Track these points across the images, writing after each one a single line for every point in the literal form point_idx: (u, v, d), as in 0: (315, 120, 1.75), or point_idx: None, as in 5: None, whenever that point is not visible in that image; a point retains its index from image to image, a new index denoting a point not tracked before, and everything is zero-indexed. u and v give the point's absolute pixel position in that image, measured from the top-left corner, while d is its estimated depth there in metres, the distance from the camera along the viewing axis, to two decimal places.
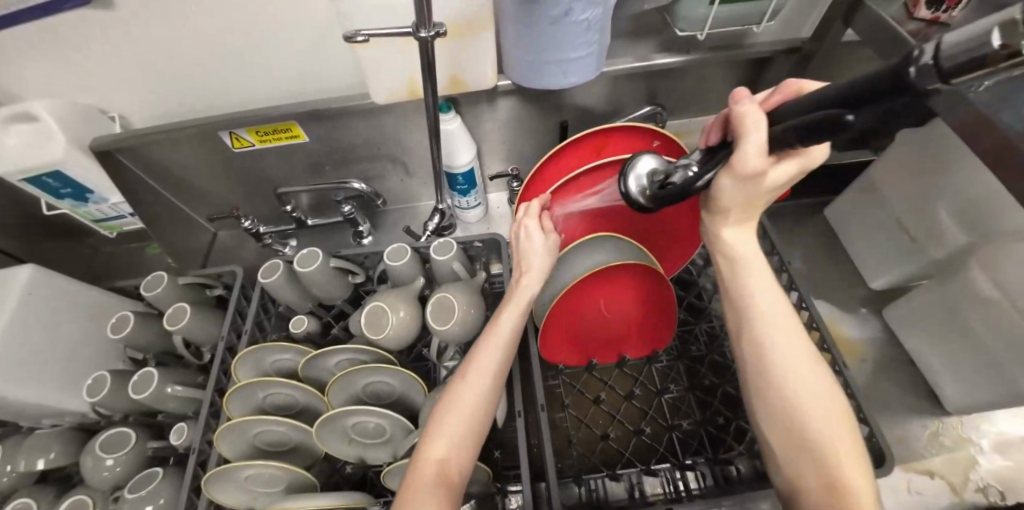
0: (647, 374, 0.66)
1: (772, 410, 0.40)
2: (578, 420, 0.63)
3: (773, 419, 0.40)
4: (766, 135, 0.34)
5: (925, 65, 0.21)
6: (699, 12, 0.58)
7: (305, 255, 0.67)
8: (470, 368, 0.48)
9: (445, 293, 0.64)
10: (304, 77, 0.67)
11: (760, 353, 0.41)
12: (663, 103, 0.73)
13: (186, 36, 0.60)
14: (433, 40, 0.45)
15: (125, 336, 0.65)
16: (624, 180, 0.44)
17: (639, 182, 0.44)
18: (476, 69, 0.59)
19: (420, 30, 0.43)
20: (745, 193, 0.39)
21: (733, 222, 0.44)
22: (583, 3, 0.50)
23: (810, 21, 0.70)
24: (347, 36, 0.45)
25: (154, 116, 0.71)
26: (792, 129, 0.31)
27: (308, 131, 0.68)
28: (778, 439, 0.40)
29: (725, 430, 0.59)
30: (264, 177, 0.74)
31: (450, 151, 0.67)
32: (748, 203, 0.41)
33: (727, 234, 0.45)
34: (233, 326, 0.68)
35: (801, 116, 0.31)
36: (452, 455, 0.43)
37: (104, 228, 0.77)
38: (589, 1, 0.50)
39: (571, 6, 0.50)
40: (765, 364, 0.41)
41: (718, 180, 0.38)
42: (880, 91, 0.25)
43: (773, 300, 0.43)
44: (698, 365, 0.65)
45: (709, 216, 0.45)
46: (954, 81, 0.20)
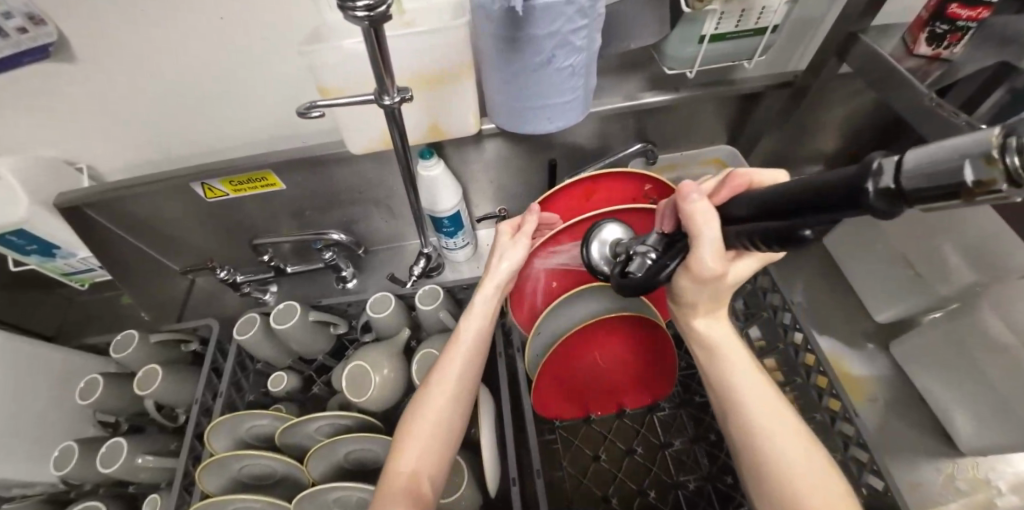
0: (650, 425, 0.63)
1: (760, 481, 0.38)
2: (577, 480, 0.59)
3: (763, 491, 0.38)
4: (716, 234, 0.33)
5: (885, 187, 0.19)
6: (689, 51, 0.56)
7: (284, 309, 0.64)
8: (437, 376, 0.45)
9: (431, 348, 0.60)
10: (280, 123, 0.64)
11: (747, 442, 0.39)
12: (654, 137, 0.71)
13: (154, 87, 0.57)
14: (399, 106, 0.42)
15: (94, 400, 0.62)
16: (588, 245, 0.48)
17: (603, 248, 0.47)
18: (457, 115, 0.56)
19: (382, 97, 0.41)
20: (705, 290, 0.37)
21: (703, 314, 0.42)
22: (567, 50, 0.47)
23: (803, 51, 0.68)
24: (301, 111, 0.43)
25: (124, 165, 0.68)
26: (755, 229, 0.29)
27: (285, 178, 0.64)
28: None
29: (735, 487, 0.55)
30: (241, 224, 0.71)
31: (431, 197, 0.63)
32: (713, 300, 0.39)
33: (698, 324, 0.42)
34: (209, 386, 0.64)
35: (757, 215, 0.28)
36: (423, 464, 0.41)
37: (75, 281, 0.74)
38: (572, 48, 0.47)
39: (554, 53, 0.47)
40: (746, 433, 0.39)
41: (679, 275, 0.36)
42: (834, 203, 0.21)
43: (752, 384, 0.41)
44: (703, 413, 0.62)
45: (678, 307, 0.43)
46: (921, 208, 0.18)
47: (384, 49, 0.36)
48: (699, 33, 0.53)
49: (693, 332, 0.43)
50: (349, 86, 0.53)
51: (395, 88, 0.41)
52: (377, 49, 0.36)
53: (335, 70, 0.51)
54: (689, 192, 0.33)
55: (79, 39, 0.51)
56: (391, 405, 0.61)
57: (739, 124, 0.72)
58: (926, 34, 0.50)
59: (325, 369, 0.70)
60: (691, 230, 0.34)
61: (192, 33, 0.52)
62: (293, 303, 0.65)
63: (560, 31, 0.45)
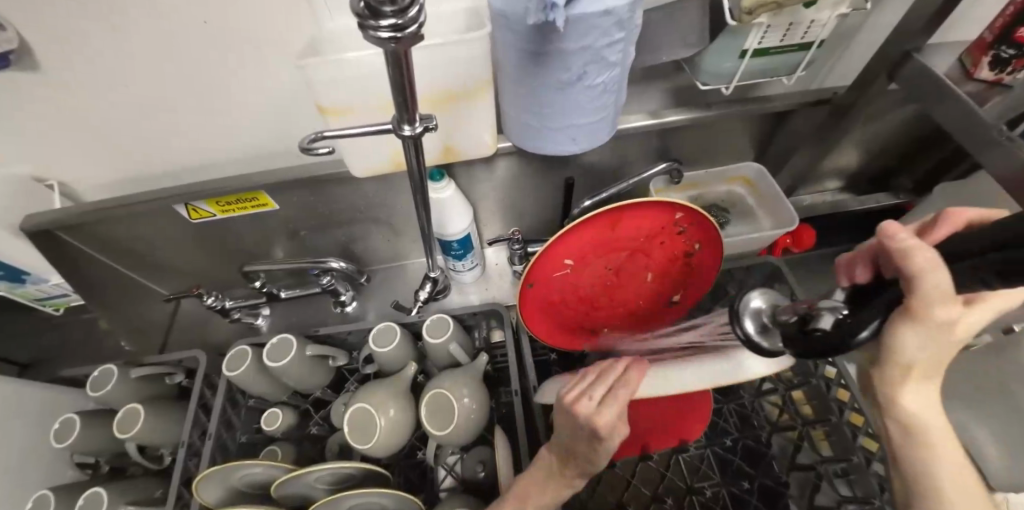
0: (675, 468, 0.59)
1: None
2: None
3: None
4: (939, 276, 0.24)
5: None
6: (727, 67, 0.51)
7: (279, 343, 0.58)
8: None
9: (441, 388, 0.55)
10: (272, 138, 0.58)
11: None
12: (678, 154, 0.66)
13: (131, 99, 0.51)
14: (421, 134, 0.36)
15: (71, 444, 0.56)
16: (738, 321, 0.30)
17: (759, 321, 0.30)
18: (472, 135, 0.51)
19: (400, 127, 0.35)
20: (935, 354, 0.28)
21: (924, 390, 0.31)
22: (599, 67, 0.42)
23: (838, 63, 0.63)
24: (304, 148, 0.37)
25: (100, 182, 0.61)
26: (980, 260, 0.21)
27: (278, 198, 0.59)
28: None
29: None
30: (231, 246, 0.65)
31: (440, 220, 0.58)
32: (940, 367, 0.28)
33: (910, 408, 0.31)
34: (196, 426, 0.59)
35: (985, 244, 0.21)
36: None
37: (49, 305, 0.69)
38: (605, 64, 0.42)
39: (585, 70, 0.42)
40: None
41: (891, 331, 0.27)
42: None
43: (960, 487, 0.32)
44: (732, 454, 0.59)
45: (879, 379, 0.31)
46: None
47: (410, 69, 0.30)
48: (741, 48, 0.48)
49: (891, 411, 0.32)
50: (350, 104, 0.46)
51: (418, 116, 0.35)
52: (399, 75, 0.30)
53: (335, 89, 0.45)
54: (895, 234, 0.27)
55: (42, 46, 0.45)
56: (397, 449, 0.56)
57: (767, 140, 0.67)
58: (990, 58, 0.45)
59: (323, 402, 0.65)
60: (902, 277, 0.26)
61: (173, 41, 0.46)
62: (288, 336, 0.59)
63: (593, 46, 0.40)
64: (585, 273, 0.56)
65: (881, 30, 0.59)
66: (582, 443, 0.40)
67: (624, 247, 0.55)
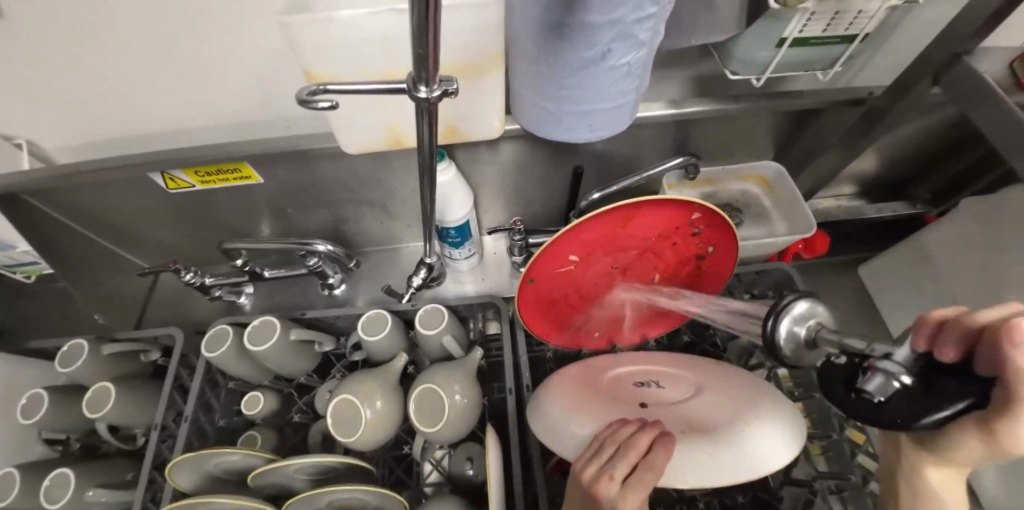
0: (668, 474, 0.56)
1: None
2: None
3: None
4: None
5: None
6: (761, 56, 0.47)
7: (261, 326, 0.55)
8: None
9: (432, 382, 0.53)
10: (259, 105, 0.53)
11: None
12: (695, 147, 0.62)
13: (99, 54, 0.46)
14: (436, 103, 0.30)
15: (37, 422, 0.53)
16: (775, 319, 0.26)
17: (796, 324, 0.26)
18: (477, 115, 0.46)
19: (416, 87, 0.29)
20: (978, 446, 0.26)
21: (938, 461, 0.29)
22: (626, 44, 0.38)
23: (874, 59, 0.59)
24: (301, 98, 0.30)
25: (71, 143, 0.56)
26: None
27: (263, 171, 0.54)
28: None
29: None
30: (212, 219, 0.61)
31: (439, 205, 0.54)
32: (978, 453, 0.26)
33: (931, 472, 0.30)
34: (171, 408, 0.56)
35: None
36: None
37: (21, 272, 0.65)
38: (633, 42, 0.38)
39: (610, 47, 0.38)
40: None
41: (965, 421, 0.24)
42: None
43: None
44: None
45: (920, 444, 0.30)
46: None
47: (438, 27, 0.23)
48: (780, 35, 0.44)
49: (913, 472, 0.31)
50: (344, 72, 0.42)
51: (437, 77, 0.29)
52: (422, 34, 0.23)
53: (328, 55, 0.40)
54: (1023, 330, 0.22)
55: None
56: (382, 443, 0.53)
57: (790, 138, 0.63)
58: None
59: (307, 388, 0.62)
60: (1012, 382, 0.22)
61: None
62: (272, 319, 0.56)
63: (622, 20, 0.36)
64: (589, 269, 0.53)
65: (925, 26, 0.55)
66: None
67: (634, 246, 0.51)
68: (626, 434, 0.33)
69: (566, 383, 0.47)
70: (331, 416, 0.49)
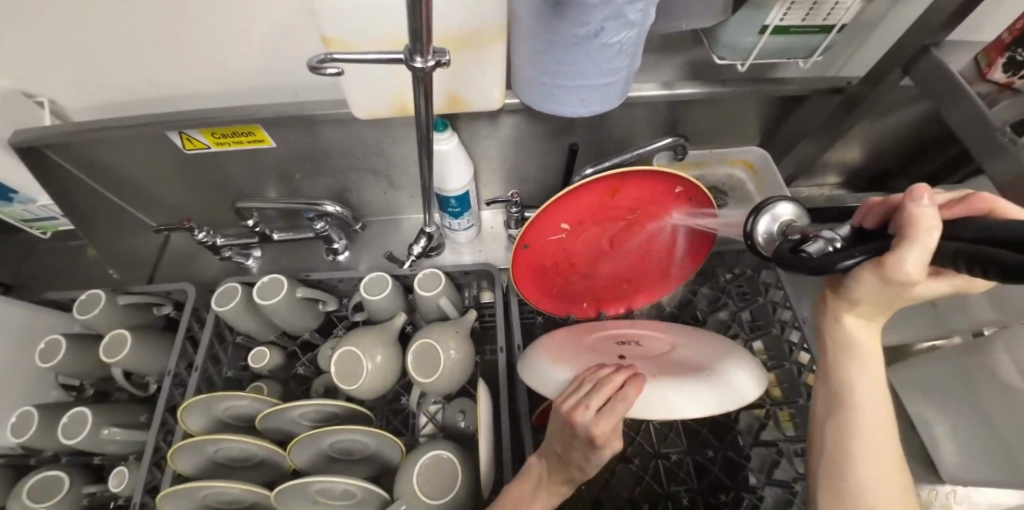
0: (645, 433, 0.61)
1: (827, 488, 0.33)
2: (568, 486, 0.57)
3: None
4: (931, 250, 0.24)
5: None
6: (745, 42, 0.50)
7: (269, 283, 0.58)
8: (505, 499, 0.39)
9: (428, 338, 0.56)
10: (272, 72, 0.56)
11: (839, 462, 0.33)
12: (685, 130, 0.66)
13: (125, 17, 0.49)
14: (432, 70, 0.35)
15: (55, 365, 0.57)
16: (755, 217, 0.36)
17: (772, 223, 0.36)
18: (480, 86, 0.50)
19: (411, 58, 0.33)
20: (880, 295, 0.28)
21: (861, 315, 0.32)
22: (618, 24, 0.41)
23: (853, 51, 0.62)
24: (312, 66, 0.35)
25: (91, 103, 0.59)
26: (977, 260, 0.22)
27: (275, 136, 0.57)
28: None
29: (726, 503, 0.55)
30: (223, 182, 0.64)
31: (440, 173, 0.57)
32: (887, 306, 0.29)
33: (850, 324, 0.32)
34: (183, 357, 0.60)
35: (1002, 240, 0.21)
36: None
37: (37, 228, 0.68)
38: (624, 22, 0.41)
39: (603, 26, 0.41)
40: (846, 444, 0.33)
41: (862, 271, 0.27)
42: None
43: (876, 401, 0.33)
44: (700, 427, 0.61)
45: (832, 298, 0.33)
46: None
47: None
48: (762, 23, 0.47)
49: (831, 323, 0.33)
50: (357, 39, 0.45)
51: (428, 48, 0.33)
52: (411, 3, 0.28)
53: (344, 22, 0.43)
54: (922, 194, 0.25)
55: None
56: (381, 395, 0.57)
57: (773, 125, 0.67)
58: (1004, 59, 0.45)
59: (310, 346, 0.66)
60: (902, 235, 0.25)
61: None
62: (279, 277, 0.59)
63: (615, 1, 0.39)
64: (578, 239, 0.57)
65: (903, 22, 0.58)
66: (571, 447, 0.37)
67: (621, 217, 0.56)
68: (604, 374, 0.39)
69: (554, 342, 0.51)
70: (335, 365, 0.53)
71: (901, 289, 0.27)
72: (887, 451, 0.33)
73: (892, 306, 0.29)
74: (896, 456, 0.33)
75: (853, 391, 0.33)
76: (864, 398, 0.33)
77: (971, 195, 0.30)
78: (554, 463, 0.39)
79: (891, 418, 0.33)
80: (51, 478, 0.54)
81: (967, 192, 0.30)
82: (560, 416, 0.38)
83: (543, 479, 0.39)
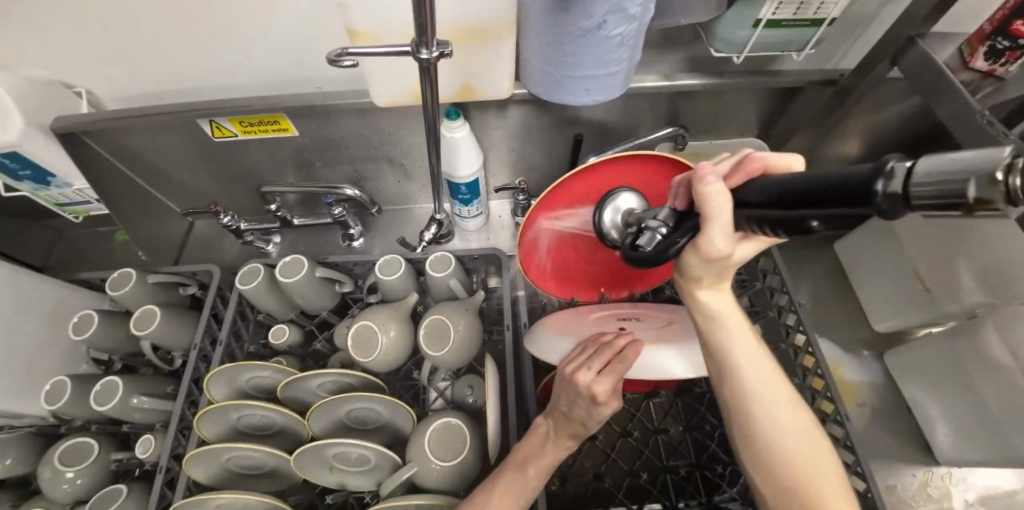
0: (645, 410, 0.63)
1: (745, 433, 0.40)
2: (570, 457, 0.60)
3: (754, 451, 0.39)
4: (729, 221, 0.30)
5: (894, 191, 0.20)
6: (740, 35, 0.53)
7: (290, 263, 0.62)
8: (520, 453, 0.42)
9: (439, 315, 0.60)
10: (296, 64, 0.60)
11: (743, 411, 0.39)
12: (685, 122, 0.69)
13: (163, 12, 0.52)
14: (436, 61, 0.39)
15: (87, 338, 0.60)
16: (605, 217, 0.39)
17: (620, 221, 0.39)
18: (490, 77, 0.53)
19: (418, 50, 0.38)
20: (708, 268, 0.34)
21: (706, 286, 0.37)
22: (618, 17, 0.44)
23: (848, 48, 0.65)
24: (332, 59, 0.40)
25: (125, 93, 0.63)
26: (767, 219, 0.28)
27: (298, 125, 0.61)
28: (761, 471, 0.39)
29: (722, 475, 0.58)
30: (246, 169, 0.67)
31: (450, 160, 0.61)
32: (721, 275, 0.35)
33: (704, 295, 0.38)
34: (207, 333, 0.63)
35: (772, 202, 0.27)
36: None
37: (69, 212, 0.71)
38: (625, 15, 0.45)
39: (605, 19, 0.44)
40: (744, 396, 0.39)
41: (686, 255, 0.34)
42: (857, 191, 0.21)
43: (751, 354, 0.39)
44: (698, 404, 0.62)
45: (680, 278, 0.38)
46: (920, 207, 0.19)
47: None
48: (756, 16, 0.50)
49: (691, 300, 0.38)
50: (380, 32, 0.49)
51: (433, 41, 0.37)
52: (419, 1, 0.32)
53: (366, 14, 0.47)
54: (705, 175, 0.31)
55: None
56: (394, 368, 0.61)
57: (771, 118, 0.70)
58: (986, 48, 0.48)
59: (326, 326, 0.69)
60: (702, 215, 0.31)
61: None
62: (299, 257, 0.63)
63: None
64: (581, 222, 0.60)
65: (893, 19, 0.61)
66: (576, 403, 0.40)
67: None
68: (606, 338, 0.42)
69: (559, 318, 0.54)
70: (352, 338, 0.56)
71: (719, 261, 0.33)
72: (773, 379, 0.40)
73: (723, 273, 0.35)
74: (779, 375, 0.40)
75: (727, 345, 0.39)
76: (738, 347, 0.39)
77: (746, 155, 0.35)
78: (560, 420, 0.42)
79: (766, 355, 0.40)
80: (82, 443, 0.57)
81: (745, 153, 0.36)
82: (564, 377, 0.41)
83: (550, 435, 0.42)
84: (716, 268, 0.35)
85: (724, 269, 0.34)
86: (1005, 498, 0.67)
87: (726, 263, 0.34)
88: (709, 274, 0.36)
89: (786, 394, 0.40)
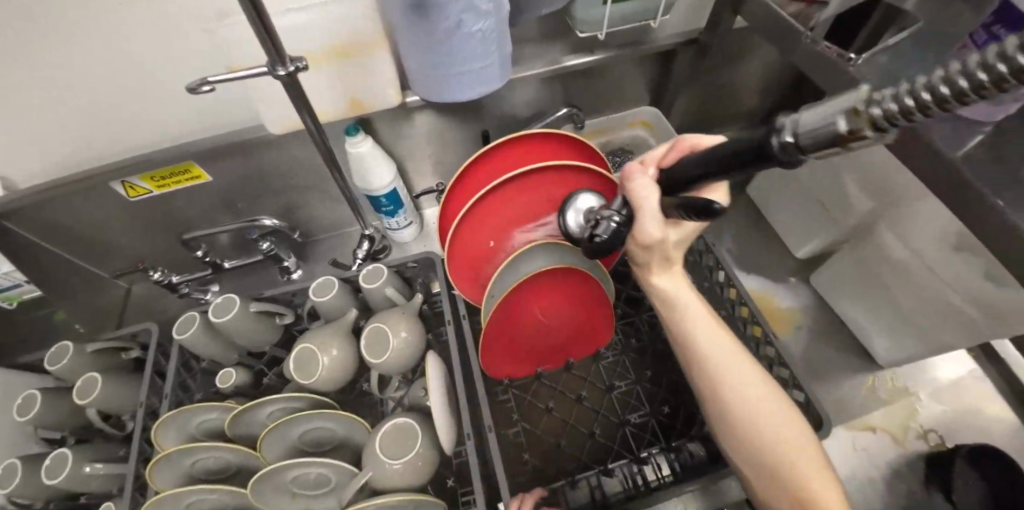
0: (596, 372, 0.66)
1: (717, 418, 0.49)
2: (533, 434, 0.62)
3: (728, 434, 0.48)
4: (658, 211, 0.39)
5: (786, 143, 0.23)
6: (595, 12, 0.58)
7: (221, 303, 0.62)
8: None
9: (379, 324, 0.61)
10: (199, 113, 0.62)
11: (716, 394, 0.48)
12: (579, 103, 0.74)
13: (55, 85, 0.55)
14: (294, 76, 0.43)
15: (29, 418, 0.59)
16: (564, 215, 0.50)
17: (577, 216, 0.50)
18: (375, 88, 0.57)
19: (274, 68, 0.41)
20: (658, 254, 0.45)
21: (659, 272, 0.49)
22: (473, 14, 0.49)
23: (708, 10, 0.72)
24: (192, 89, 0.42)
25: (36, 172, 0.64)
26: (678, 206, 0.36)
27: (210, 170, 0.63)
28: (733, 448, 0.48)
29: (674, 418, 0.61)
30: (170, 223, 0.69)
31: (364, 174, 0.63)
32: (664, 259, 0.46)
33: (658, 282, 0.49)
34: (153, 389, 0.63)
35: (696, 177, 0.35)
36: None
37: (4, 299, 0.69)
38: (478, 12, 0.49)
39: (461, 17, 0.49)
40: (712, 384, 0.48)
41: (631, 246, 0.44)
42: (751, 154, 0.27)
43: (719, 346, 0.48)
44: (643, 358, 0.66)
45: (638, 268, 0.50)
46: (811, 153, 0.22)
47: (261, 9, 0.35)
48: None
49: (651, 287, 0.50)
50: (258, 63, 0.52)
51: (287, 59, 0.41)
52: (259, 19, 0.36)
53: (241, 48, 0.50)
54: (635, 174, 0.40)
55: None
56: (343, 385, 0.61)
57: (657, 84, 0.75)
58: None
59: (276, 360, 0.70)
60: (637, 203, 0.40)
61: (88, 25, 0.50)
62: (233, 296, 0.63)
63: None
64: None
65: None
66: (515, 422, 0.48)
67: None
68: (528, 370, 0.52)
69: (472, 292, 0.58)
70: (292, 363, 0.57)
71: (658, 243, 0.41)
72: (744, 364, 0.48)
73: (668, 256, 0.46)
74: (751, 365, 0.48)
75: (698, 340, 0.48)
76: (711, 337, 0.48)
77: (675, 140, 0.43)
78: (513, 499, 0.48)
79: (735, 348, 0.49)
80: None
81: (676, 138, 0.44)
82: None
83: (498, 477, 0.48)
84: (670, 258, 0.47)
85: (679, 249, 0.46)
86: (947, 387, 0.71)
87: (670, 253, 0.46)
88: (665, 263, 0.47)
89: (755, 371, 0.48)
